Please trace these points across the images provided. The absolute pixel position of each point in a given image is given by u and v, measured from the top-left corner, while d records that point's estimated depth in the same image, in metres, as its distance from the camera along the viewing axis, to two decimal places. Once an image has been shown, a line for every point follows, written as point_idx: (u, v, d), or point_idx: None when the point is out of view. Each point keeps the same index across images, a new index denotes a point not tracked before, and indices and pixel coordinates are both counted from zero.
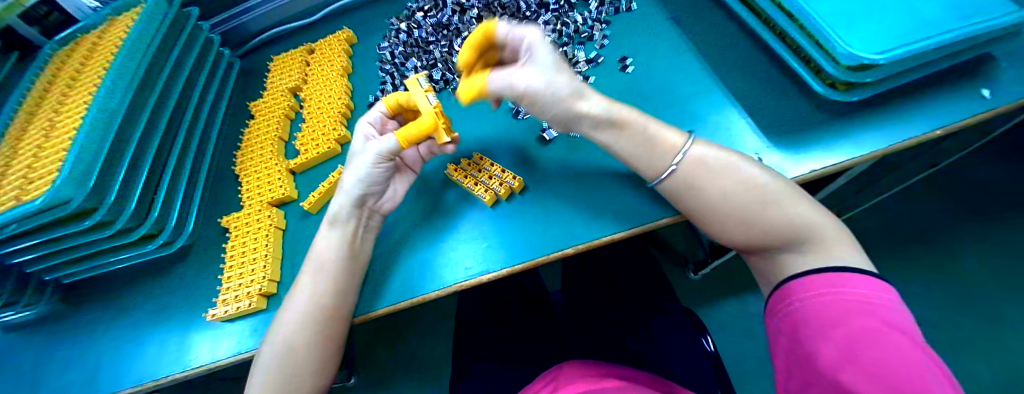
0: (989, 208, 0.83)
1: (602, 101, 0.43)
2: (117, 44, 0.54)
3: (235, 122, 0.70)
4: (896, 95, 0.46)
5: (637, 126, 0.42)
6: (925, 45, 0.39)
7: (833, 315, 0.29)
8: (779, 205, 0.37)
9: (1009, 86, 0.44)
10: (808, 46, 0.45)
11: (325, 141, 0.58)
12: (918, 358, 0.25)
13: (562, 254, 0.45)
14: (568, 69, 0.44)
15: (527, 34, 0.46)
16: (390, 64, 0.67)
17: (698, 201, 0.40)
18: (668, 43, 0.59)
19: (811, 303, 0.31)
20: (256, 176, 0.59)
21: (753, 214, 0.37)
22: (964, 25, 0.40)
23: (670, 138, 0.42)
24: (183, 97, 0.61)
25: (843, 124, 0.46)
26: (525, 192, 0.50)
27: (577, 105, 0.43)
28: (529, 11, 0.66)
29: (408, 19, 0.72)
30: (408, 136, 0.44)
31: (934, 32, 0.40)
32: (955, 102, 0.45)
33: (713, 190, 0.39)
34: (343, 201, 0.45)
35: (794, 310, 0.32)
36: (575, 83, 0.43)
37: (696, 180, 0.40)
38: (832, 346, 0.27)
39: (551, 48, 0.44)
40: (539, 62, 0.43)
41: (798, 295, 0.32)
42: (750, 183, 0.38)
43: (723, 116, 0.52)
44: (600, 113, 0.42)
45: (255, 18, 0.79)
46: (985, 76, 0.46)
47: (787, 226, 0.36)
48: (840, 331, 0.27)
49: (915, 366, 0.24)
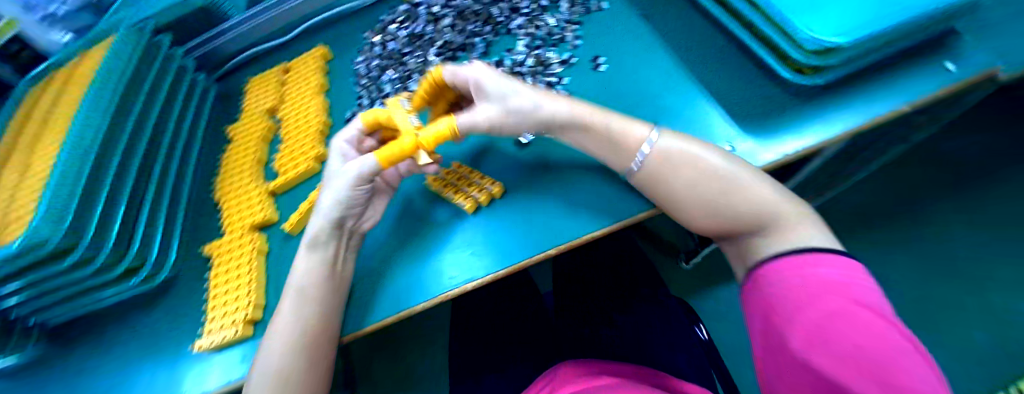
0: (967, 178, 0.86)
1: (563, 104, 0.45)
2: (82, 91, 0.54)
3: (214, 147, 0.70)
4: (860, 79, 0.48)
5: (600, 126, 0.44)
6: (886, 23, 0.40)
7: (803, 296, 0.29)
8: (741, 192, 0.38)
9: (973, 64, 0.45)
10: (774, 34, 0.46)
11: (305, 159, 0.57)
12: (886, 333, 0.26)
13: (545, 255, 0.45)
14: (523, 85, 0.46)
15: (471, 72, 0.48)
16: (365, 79, 0.66)
17: (663, 195, 0.42)
18: (639, 41, 0.59)
19: (783, 287, 0.32)
20: (237, 201, 0.59)
21: (715, 204, 0.39)
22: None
23: (633, 133, 0.43)
24: (160, 128, 0.61)
25: (814, 107, 0.47)
26: (505, 197, 0.50)
27: (541, 116, 0.45)
28: (502, 16, 0.66)
29: (382, 32, 0.72)
30: (387, 158, 0.44)
31: (899, 10, 0.41)
32: (919, 81, 0.46)
33: (674, 184, 0.41)
34: (321, 222, 0.45)
35: (768, 292, 0.33)
36: (532, 95, 0.45)
37: (660, 174, 0.41)
38: (805, 329, 0.28)
39: (496, 75, 0.47)
40: (492, 91, 0.46)
41: (771, 278, 0.33)
42: (713, 172, 0.39)
43: (695, 109, 0.53)
44: (561, 119, 0.44)
45: (227, 42, 0.78)
46: (943, 55, 0.47)
47: (748, 210, 0.38)
48: (809, 309, 0.28)
49: (885, 342, 0.25)
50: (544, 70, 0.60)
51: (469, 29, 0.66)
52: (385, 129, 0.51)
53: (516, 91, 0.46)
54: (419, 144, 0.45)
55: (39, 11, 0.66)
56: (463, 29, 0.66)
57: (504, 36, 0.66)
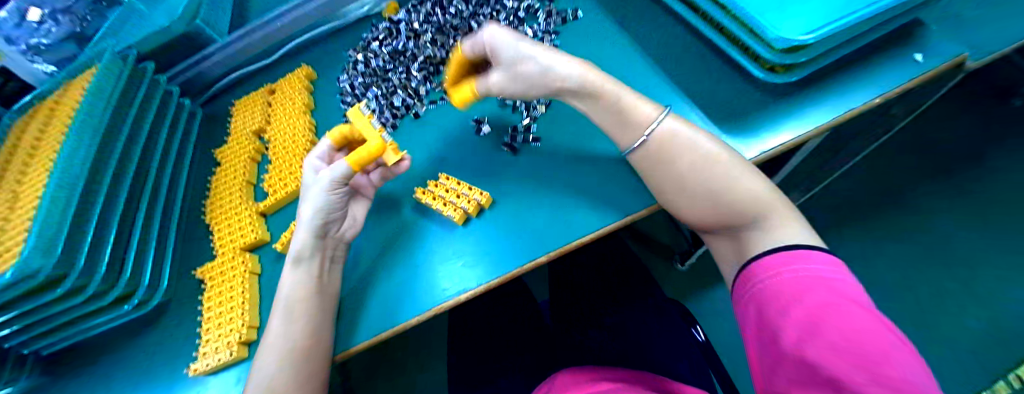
0: (936, 171, 0.94)
1: (577, 68, 0.45)
2: (69, 123, 0.54)
3: (202, 171, 0.70)
4: (825, 76, 0.50)
5: (609, 97, 0.44)
6: (848, 22, 0.42)
7: (795, 292, 0.31)
8: (738, 184, 0.40)
9: (928, 60, 0.48)
10: (745, 36, 0.48)
11: (293, 179, 0.58)
12: (871, 324, 0.27)
13: (536, 263, 0.45)
14: (539, 47, 0.46)
15: (487, 33, 0.48)
16: (351, 96, 0.67)
17: (667, 173, 0.42)
18: (615, 49, 0.61)
19: (774, 283, 0.33)
20: (227, 223, 0.59)
21: (716, 191, 0.40)
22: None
23: (641, 111, 0.44)
24: (147, 153, 0.62)
25: (791, 102, 0.49)
26: (493, 207, 0.51)
27: (551, 83, 0.46)
28: (481, 30, 0.66)
29: (365, 49, 0.73)
30: (357, 160, 0.46)
31: (859, 9, 0.43)
32: (883, 75, 0.48)
33: (679, 164, 0.42)
34: (303, 235, 0.45)
35: (759, 289, 0.34)
36: (546, 59, 0.45)
37: (663, 153, 0.42)
38: (798, 322, 0.29)
39: (513, 36, 0.47)
40: (505, 53, 0.47)
41: (761, 276, 0.35)
42: (715, 161, 0.41)
43: (674, 111, 0.54)
44: (573, 86, 0.45)
45: (211, 66, 0.78)
46: (900, 52, 0.49)
47: (747, 201, 0.39)
48: (802, 305, 0.29)
49: (873, 334, 0.26)
50: None
51: (450, 44, 0.67)
52: (352, 142, 0.53)
53: (532, 55, 0.46)
54: (385, 145, 0.47)
55: (21, 43, 0.66)
56: (444, 44, 0.67)
57: None
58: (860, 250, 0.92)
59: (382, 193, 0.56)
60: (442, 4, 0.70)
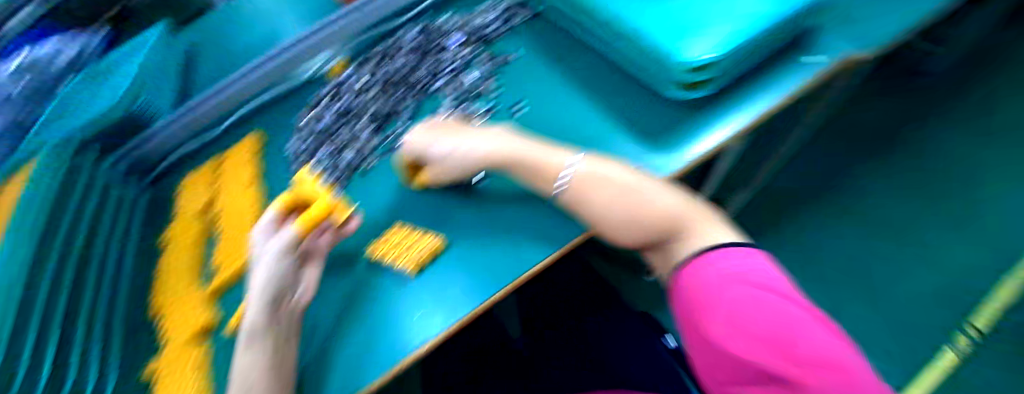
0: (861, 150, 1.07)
1: (482, 148, 0.53)
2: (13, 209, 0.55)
3: (150, 253, 0.68)
4: (733, 89, 0.57)
5: (517, 161, 0.51)
6: (741, 38, 0.48)
7: (723, 285, 0.36)
8: (654, 201, 0.44)
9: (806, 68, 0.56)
10: (660, 58, 0.54)
11: (242, 252, 0.59)
12: (784, 303, 0.32)
13: (492, 301, 0.46)
14: (448, 139, 0.56)
15: (408, 139, 0.59)
16: (301, 157, 0.70)
17: (587, 214, 0.47)
18: (550, 84, 0.66)
19: (707, 279, 0.38)
20: (177, 308, 0.58)
21: (633, 217, 0.45)
22: (768, 16, 0.50)
23: (552, 164, 0.50)
24: (91, 239, 0.60)
25: (710, 111, 0.55)
26: (444, 252, 0.53)
27: (466, 164, 0.54)
28: (425, 79, 0.71)
29: (316, 107, 0.76)
30: (304, 224, 0.49)
31: (748, 26, 0.50)
32: (781, 79, 0.56)
33: (595, 201, 0.46)
34: (255, 310, 0.42)
35: (693, 290, 0.39)
36: (456, 147, 0.54)
37: (579, 195, 0.47)
38: (729, 313, 0.33)
39: (427, 137, 0.57)
40: (426, 150, 0.57)
41: (693, 278, 0.39)
42: (630, 188, 0.45)
43: (604, 140, 0.58)
44: (485, 161, 0.53)
45: (156, 146, 0.81)
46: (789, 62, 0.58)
47: (663, 219, 0.44)
48: (726, 301, 0.34)
49: (785, 311, 0.31)
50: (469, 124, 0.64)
51: (396, 96, 0.71)
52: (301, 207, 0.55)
53: (444, 147, 0.55)
54: (333, 205, 0.53)
55: None
56: (391, 96, 0.71)
57: (429, 97, 0.70)
58: None
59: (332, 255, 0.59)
60: (388, 56, 0.77)
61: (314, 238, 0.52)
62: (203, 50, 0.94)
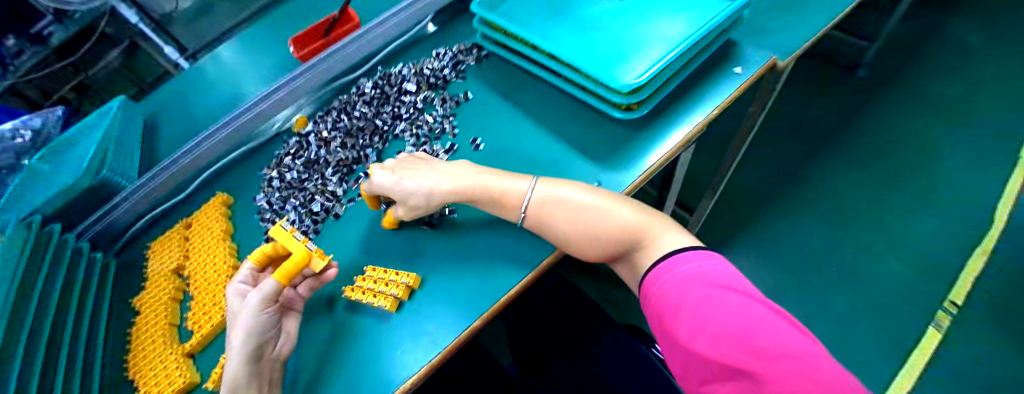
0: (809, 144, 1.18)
1: (446, 184, 0.56)
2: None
3: (122, 322, 0.67)
4: (666, 109, 0.64)
5: (480, 194, 0.55)
6: (662, 65, 0.57)
7: (680, 290, 0.42)
8: (607, 214, 0.51)
9: (725, 84, 0.65)
10: (598, 88, 0.61)
11: (218, 310, 0.58)
12: (732, 299, 0.38)
13: (470, 330, 0.49)
14: (415, 178, 0.58)
15: (376, 180, 0.60)
16: (270, 212, 0.70)
17: (551, 233, 0.53)
18: (505, 119, 0.70)
19: (667, 285, 0.44)
20: (150, 371, 0.56)
21: (594, 231, 0.51)
22: (681, 43, 0.59)
23: (513, 191, 0.54)
24: (59, 316, 0.59)
25: (650, 131, 0.62)
26: (423, 286, 0.55)
27: (434, 201, 0.57)
28: (386, 125, 0.74)
29: (279, 165, 0.76)
30: (284, 273, 0.48)
31: (665, 55, 0.59)
32: (708, 93, 0.65)
33: (556, 221, 0.52)
34: (235, 363, 0.41)
35: (659, 294, 0.44)
36: (423, 186, 0.56)
37: (543, 217, 0.52)
38: (686, 312, 0.39)
39: (394, 177, 0.58)
40: (394, 191, 0.58)
41: (659, 283, 0.45)
42: (586, 208, 0.51)
43: (561, 166, 0.62)
44: (450, 197, 0.57)
45: (122, 214, 0.77)
46: (707, 82, 0.66)
47: (622, 231, 0.51)
48: (687, 302, 0.40)
49: (731, 305, 0.37)
50: None
51: (359, 143, 0.73)
52: (275, 260, 0.56)
53: (411, 187, 0.57)
54: (310, 252, 0.52)
55: None
56: (354, 144, 0.72)
57: (393, 141, 0.73)
58: None
59: (313, 300, 0.58)
60: (346, 110, 0.78)
61: (291, 289, 0.55)
62: (165, 118, 0.94)
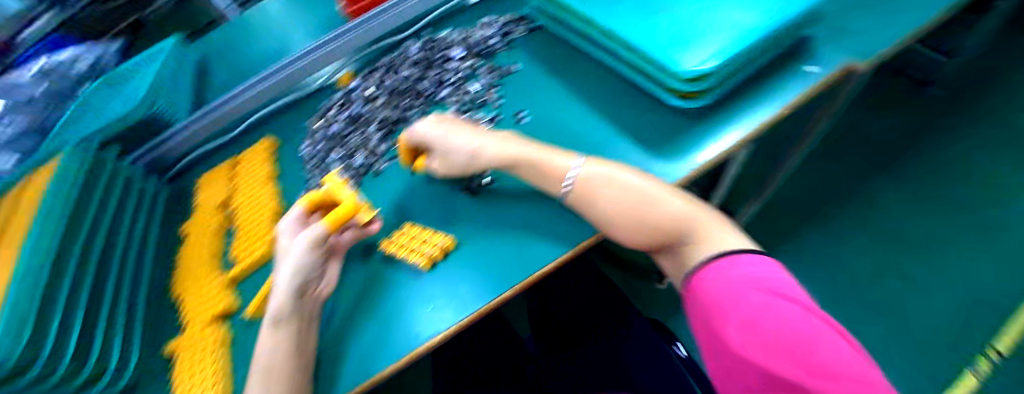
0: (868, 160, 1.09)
1: (493, 149, 0.55)
2: (36, 206, 0.57)
3: (170, 246, 0.71)
4: (731, 97, 0.59)
5: (525, 163, 0.53)
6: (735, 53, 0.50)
7: (731, 296, 0.37)
8: (657, 204, 0.46)
9: (797, 82, 0.58)
10: (656, 72, 0.56)
11: (259, 246, 0.60)
12: (795, 315, 0.33)
13: (502, 298, 0.48)
14: (462, 138, 0.57)
15: (421, 130, 0.60)
16: (312, 161, 0.70)
17: (594, 213, 0.48)
18: (552, 95, 0.68)
19: (715, 288, 0.39)
20: (196, 295, 0.59)
21: (642, 215, 0.46)
22: (759, 30, 0.52)
23: (559, 163, 0.51)
24: (112, 235, 0.63)
25: (709, 123, 0.57)
26: (458, 249, 0.54)
27: (473, 166, 0.57)
28: (430, 89, 0.72)
29: (324, 116, 0.78)
30: (333, 220, 0.50)
31: (740, 40, 0.52)
32: (782, 88, 0.58)
33: (603, 202, 0.48)
34: (280, 298, 0.45)
35: (710, 296, 0.39)
36: (467, 148, 0.56)
37: (590, 194, 0.48)
38: (739, 325, 0.35)
39: (440, 132, 0.58)
40: (437, 146, 0.58)
41: (710, 283, 0.40)
42: (635, 192, 0.46)
43: (609, 146, 0.60)
44: (493, 163, 0.55)
45: (175, 143, 0.82)
46: (781, 73, 0.60)
47: (670, 218, 0.46)
48: (746, 311, 0.35)
49: (795, 324, 0.33)
50: None
51: (403, 104, 0.71)
52: (325, 205, 0.56)
53: (455, 147, 0.56)
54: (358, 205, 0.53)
55: None
56: (397, 104, 0.72)
57: (433, 105, 0.71)
58: None
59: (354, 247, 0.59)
60: (392, 70, 0.78)
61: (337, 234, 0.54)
62: (213, 60, 0.95)
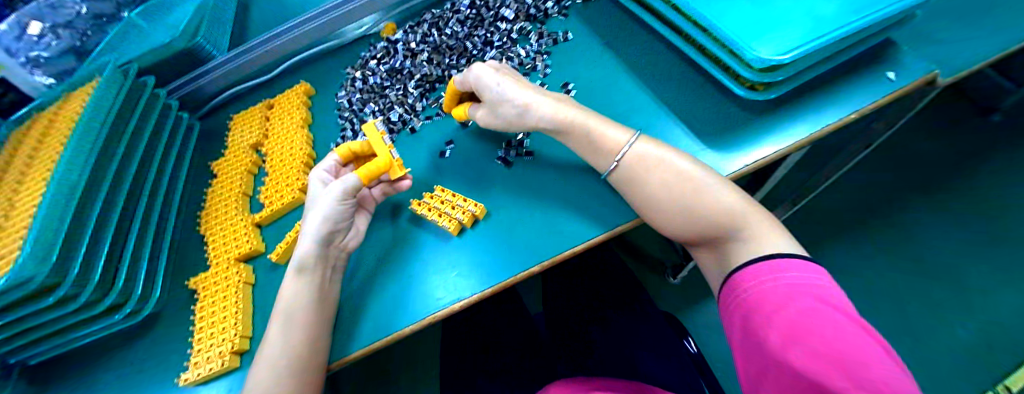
0: (933, 180, 1.00)
1: (548, 108, 0.50)
2: (68, 133, 0.56)
3: (200, 181, 0.71)
4: (801, 93, 0.54)
5: (578, 129, 0.49)
6: (821, 43, 0.45)
7: (776, 299, 0.32)
8: (709, 194, 0.42)
9: (873, 87, 0.52)
10: (726, 55, 0.52)
11: (290, 190, 0.59)
12: (851, 329, 0.28)
13: (529, 273, 0.46)
14: (518, 90, 0.52)
15: (476, 72, 0.54)
16: (348, 111, 0.69)
17: (640, 192, 0.45)
18: (604, 67, 0.64)
19: (758, 290, 0.35)
20: (222, 233, 0.60)
21: (692, 203, 0.42)
22: (852, 21, 0.46)
23: (612, 137, 0.47)
24: (145, 163, 0.64)
25: (769, 119, 0.53)
26: (488, 218, 0.52)
27: (523, 122, 0.53)
28: (476, 50, 0.70)
29: (363, 67, 0.75)
30: (367, 173, 0.49)
31: (826, 31, 0.46)
32: (861, 90, 0.52)
33: (651, 184, 0.44)
34: (308, 244, 0.45)
35: (745, 297, 0.35)
36: (520, 104, 0.51)
37: (636, 172, 0.45)
38: (780, 328, 0.30)
39: (494, 78, 0.53)
40: (487, 93, 0.54)
41: (748, 284, 0.36)
42: (686, 177, 0.43)
43: (660, 129, 0.56)
44: (544, 125, 0.51)
45: (212, 80, 0.81)
46: (862, 72, 0.54)
47: (722, 212, 0.41)
48: (785, 312, 0.31)
49: (849, 337, 0.28)
50: None
51: (446, 62, 0.70)
52: (359, 158, 0.56)
53: (507, 98, 0.52)
54: (392, 162, 0.51)
55: (21, 55, 0.69)
56: (440, 62, 0.70)
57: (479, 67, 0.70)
58: (844, 263, 0.96)
59: (383, 203, 0.57)
60: (438, 25, 0.75)
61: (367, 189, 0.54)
62: None
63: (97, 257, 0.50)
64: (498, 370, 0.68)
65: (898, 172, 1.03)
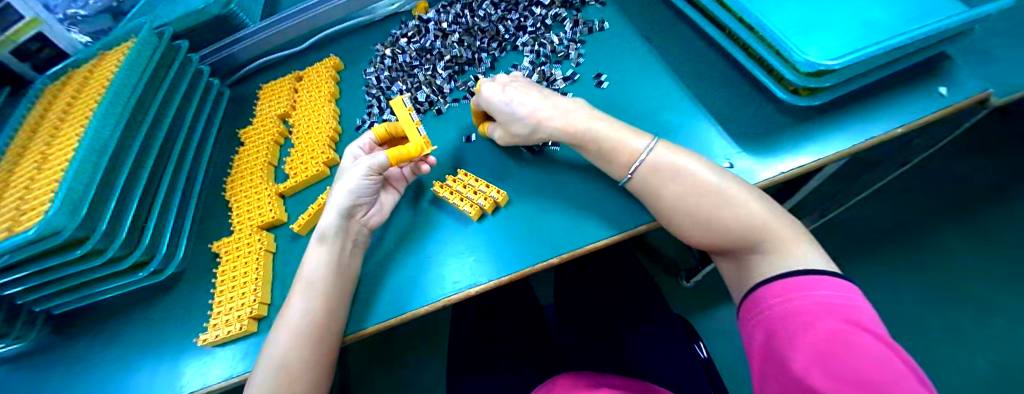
0: (974, 204, 0.95)
1: (558, 123, 0.49)
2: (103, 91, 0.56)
3: (227, 148, 0.72)
4: (847, 102, 0.51)
5: (591, 144, 0.48)
6: (875, 50, 0.42)
7: (801, 320, 0.30)
8: (729, 206, 0.40)
9: (922, 102, 0.49)
10: (771, 56, 0.49)
11: (315, 163, 0.59)
12: (886, 358, 0.26)
13: (548, 264, 0.46)
14: (523, 107, 0.51)
15: (483, 94, 0.54)
16: (376, 89, 0.69)
17: (654, 203, 0.44)
18: (640, 59, 0.62)
19: (781, 309, 0.32)
20: (246, 200, 0.60)
21: (707, 217, 0.41)
22: (909, 30, 0.43)
23: (627, 145, 0.45)
24: (175, 126, 0.64)
25: (810, 127, 0.50)
26: (510, 206, 0.51)
27: (536, 138, 0.52)
28: (508, 34, 0.69)
29: (393, 45, 0.75)
30: (396, 155, 0.48)
31: (880, 39, 0.43)
32: (911, 103, 0.49)
33: (666, 196, 0.43)
34: (332, 214, 0.45)
35: (767, 315, 0.33)
36: (529, 121, 0.51)
37: (650, 185, 0.44)
38: (805, 353, 0.28)
39: (500, 98, 0.52)
40: (496, 113, 0.53)
41: (771, 301, 0.34)
42: (705, 188, 0.41)
43: (696, 127, 0.54)
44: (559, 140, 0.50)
45: (245, 48, 0.82)
46: (916, 83, 0.51)
47: (740, 225, 0.39)
48: (811, 336, 0.28)
49: (883, 368, 0.25)
50: (548, 86, 0.63)
51: (476, 45, 0.69)
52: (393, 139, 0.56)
53: (515, 117, 0.51)
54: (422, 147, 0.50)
55: (59, 12, 0.69)
56: (470, 45, 0.69)
57: (510, 52, 0.69)
58: (869, 283, 0.92)
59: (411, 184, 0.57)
60: (472, 7, 0.74)
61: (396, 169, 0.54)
62: None
63: (124, 215, 0.51)
64: (502, 357, 0.68)
65: (937, 193, 0.98)
